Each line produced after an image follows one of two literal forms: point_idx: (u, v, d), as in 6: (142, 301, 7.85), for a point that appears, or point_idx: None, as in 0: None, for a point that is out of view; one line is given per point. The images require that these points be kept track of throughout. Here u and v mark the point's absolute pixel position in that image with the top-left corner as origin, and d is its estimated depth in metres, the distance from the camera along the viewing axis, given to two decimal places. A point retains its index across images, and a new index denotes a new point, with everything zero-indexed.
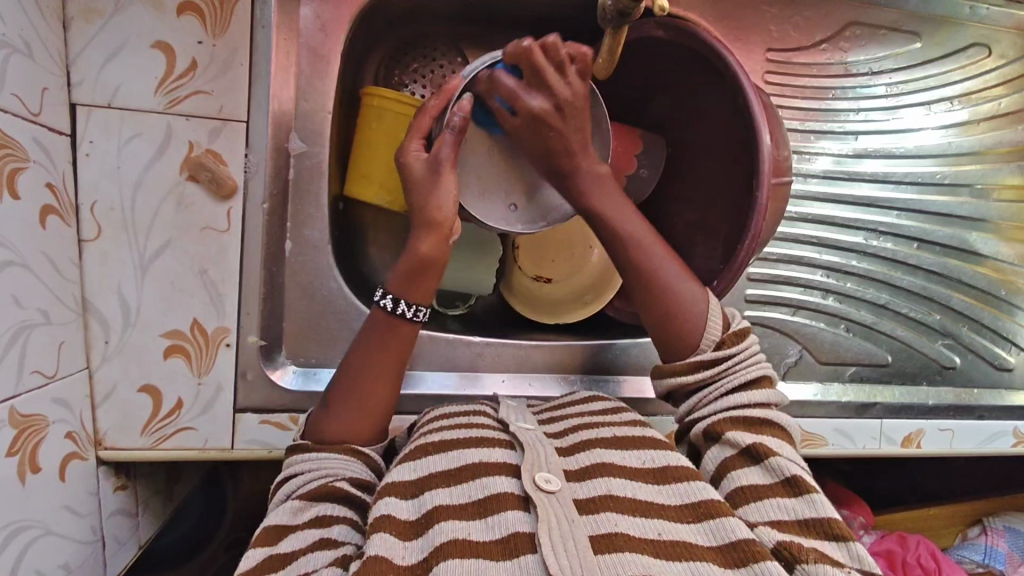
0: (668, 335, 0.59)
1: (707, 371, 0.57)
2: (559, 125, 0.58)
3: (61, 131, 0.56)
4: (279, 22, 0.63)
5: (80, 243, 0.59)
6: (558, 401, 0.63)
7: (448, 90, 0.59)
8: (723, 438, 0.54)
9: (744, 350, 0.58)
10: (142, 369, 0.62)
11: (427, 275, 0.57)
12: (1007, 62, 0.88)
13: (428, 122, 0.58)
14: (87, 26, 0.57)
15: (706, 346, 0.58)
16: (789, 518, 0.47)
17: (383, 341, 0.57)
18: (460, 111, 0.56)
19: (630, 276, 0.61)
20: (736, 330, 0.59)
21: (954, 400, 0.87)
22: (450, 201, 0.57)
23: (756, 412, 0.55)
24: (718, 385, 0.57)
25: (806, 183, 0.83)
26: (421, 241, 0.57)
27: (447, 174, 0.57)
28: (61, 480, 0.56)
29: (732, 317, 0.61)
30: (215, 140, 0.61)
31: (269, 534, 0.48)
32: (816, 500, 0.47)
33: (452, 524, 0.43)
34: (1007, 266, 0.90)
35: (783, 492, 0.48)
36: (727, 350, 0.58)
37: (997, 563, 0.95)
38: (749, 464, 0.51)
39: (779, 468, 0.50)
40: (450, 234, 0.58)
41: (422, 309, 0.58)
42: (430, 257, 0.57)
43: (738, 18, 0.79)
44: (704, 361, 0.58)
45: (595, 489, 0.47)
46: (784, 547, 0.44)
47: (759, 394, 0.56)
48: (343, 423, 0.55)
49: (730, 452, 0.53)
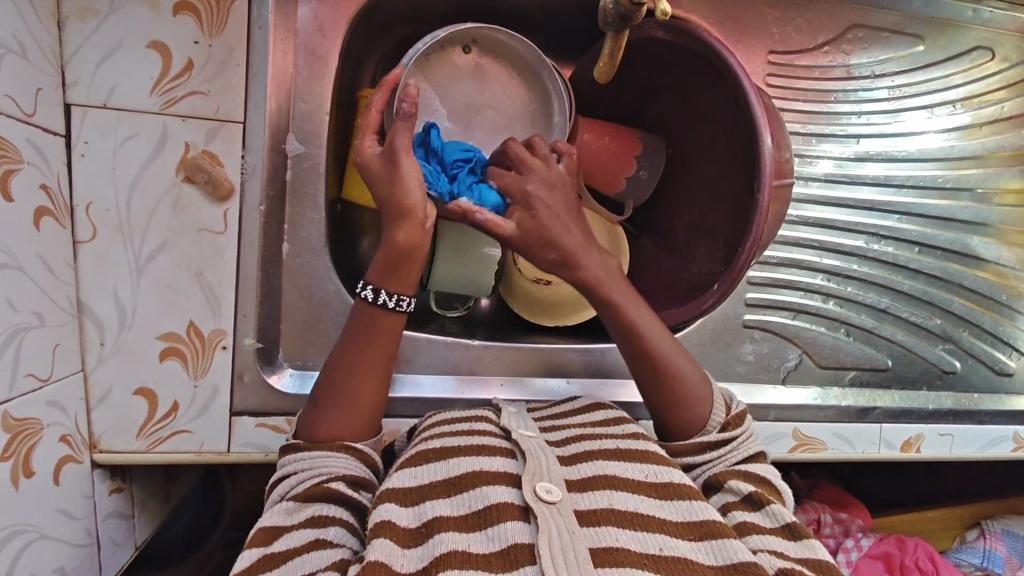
0: (677, 418, 0.59)
1: (712, 452, 0.57)
2: (558, 211, 0.56)
3: (55, 131, 0.55)
4: (277, 23, 0.63)
5: (74, 244, 0.58)
6: (560, 407, 0.62)
7: (389, 81, 0.58)
8: (726, 487, 0.54)
9: (745, 432, 0.59)
10: (136, 371, 0.62)
11: (406, 266, 0.55)
12: (1010, 66, 0.87)
13: (377, 117, 0.57)
14: (82, 25, 0.56)
15: (712, 427, 0.58)
16: (789, 553, 0.47)
17: (368, 336, 0.56)
18: (407, 97, 0.53)
19: (643, 369, 0.60)
20: (737, 412, 0.60)
21: (954, 405, 0.87)
22: (416, 186, 0.54)
23: (758, 471, 0.56)
24: (723, 459, 0.57)
25: (807, 186, 0.82)
26: (398, 231, 0.54)
27: (404, 160, 0.54)
28: (55, 484, 0.55)
29: (731, 399, 0.62)
30: (212, 141, 0.60)
31: (264, 533, 0.48)
32: (814, 546, 0.48)
33: (452, 535, 0.43)
34: (1008, 270, 0.90)
35: (783, 534, 0.49)
36: (732, 431, 0.58)
37: (995, 566, 0.94)
38: (749, 508, 0.51)
39: (778, 514, 0.50)
40: (426, 219, 0.55)
41: (405, 299, 0.56)
42: (409, 247, 0.54)
43: (739, 20, 0.78)
44: (709, 443, 0.57)
45: (597, 501, 0.46)
46: (786, 572, 0.44)
47: (761, 467, 0.57)
48: (333, 420, 0.55)
49: (732, 498, 0.53)
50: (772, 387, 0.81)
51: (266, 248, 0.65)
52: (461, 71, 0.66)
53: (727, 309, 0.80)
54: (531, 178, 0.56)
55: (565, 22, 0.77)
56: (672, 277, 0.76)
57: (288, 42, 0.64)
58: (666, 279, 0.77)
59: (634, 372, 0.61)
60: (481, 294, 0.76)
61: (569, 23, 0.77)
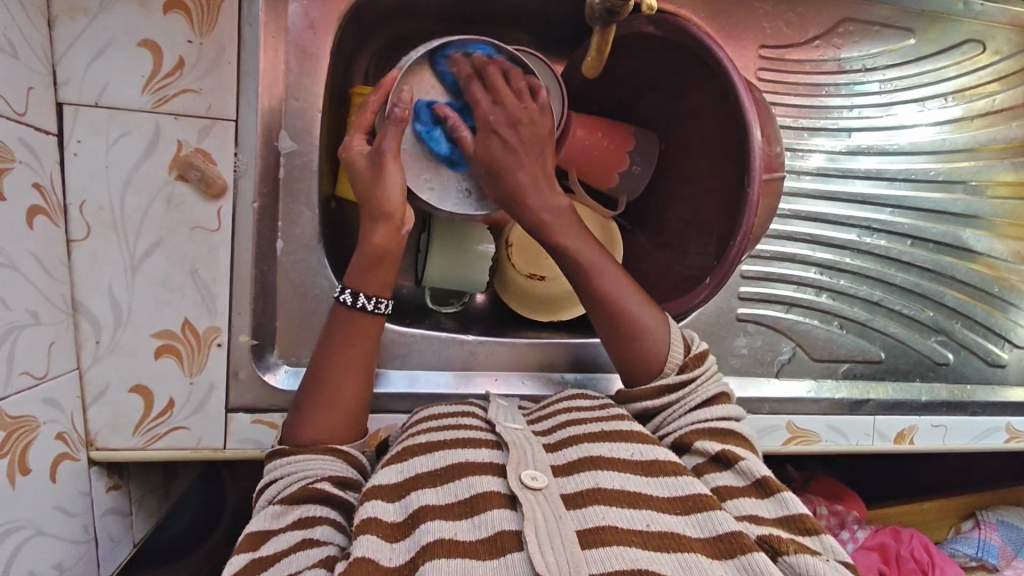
0: (636, 358, 0.60)
1: (671, 395, 0.58)
2: (518, 147, 0.58)
3: (48, 130, 0.56)
4: (269, 20, 0.63)
5: (68, 242, 0.58)
6: (549, 399, 0.63)
7: (387, 82, 0.58)
8: (693, 448, 0.54)
9: (705, 372, 0.60)
10: (133, 369, 0.62)
11: (384, 264, 0.57)
12: (1002, 58, 0.88)
13: (369, 117, 0.58)
14: (72, 24, 0.57)
15: (670, 369, 0.60)
16: (766, 514, 0.47)
17: (349, 333, 0.57)
18: (402, 105, 0.56)
19: (597, 310, 0.61)
20: (697, 353, 0.61)
21: (947, 397, 0.87)
22: (397, 191, 0.56)
23: (717, 418, 0.56)
24: (682, 403, 0.58)
25: (800, 180, 0.83)
26: (375, 232, 0.56)
27: (390, 164, 0.55)
28: (52, 481, 0.56)
29: (693, 340, 0.62)
30: (204, 139, 0.61)
31: (250, 540, 0.48)
32: (786, 498, 0.48)
33: (439, 524, 0.44)
34: (1000, 262, 0.90)
35: (754, 492, 0.49)
36: (690, 372, 0.59)
37: (989, 556, 0.96)
38: (720, 469, 0.52)
39: (748, 471, 0.51)
40: (402, 224, 0.57)
41: (383, 301, 0.58)
42: (385, 247, 0.57)
43: (730, 13, 0.78)
44: (670, 385, 0.58)
45: (582, 483, 0.47)
46: (765, 538, 0.44)
47: (722, 410, 0.57)
48: (318, 424, 0.55)
49: (700, 460, 0.53)
50: (765, 380, 0.81)
51: (260, 244, 0.65)
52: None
53: (719, 303, 0.80)
54: (499, 110, 0.58)
55: (555, 17, 0.77)
56: (667, 270, 0.76)
57: (279, 40, 0.64)
58: (661, 272, 0.77)
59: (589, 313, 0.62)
60: (472, 288, 0.76)
61: (561, 18, 0.77)
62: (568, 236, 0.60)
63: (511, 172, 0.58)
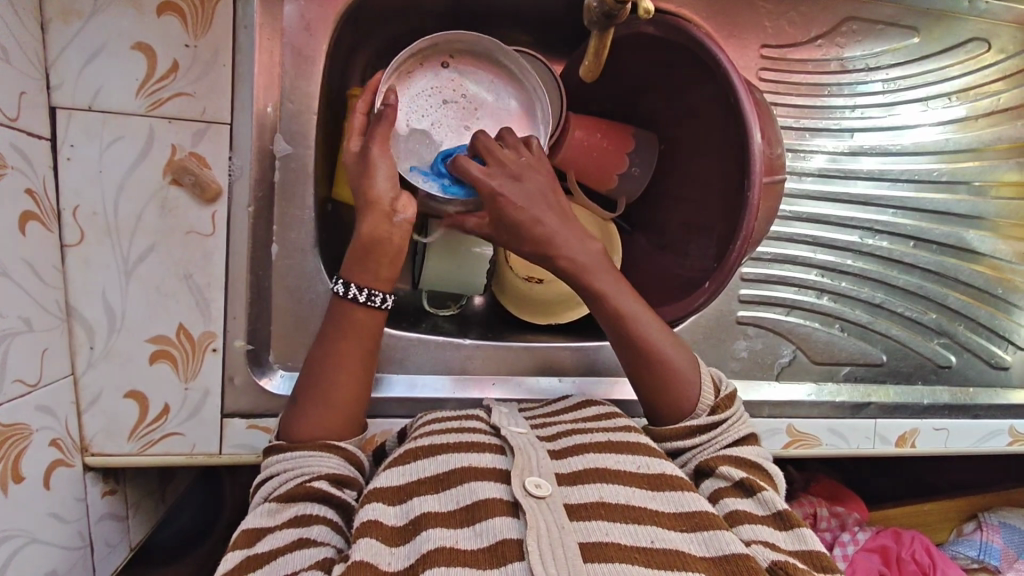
0: (669, 402, 0.59)
1: (701, 436, 0.57)
2: (536, 200, 0.56)
3: (40, 135, 0.55)
4: (263, 21, 0.62)
5: (62, 248, 0.58)
6: (553, 406, 0.62)
7: (371, 86, 0.60)
8: (717, 472, 0.54)
9: (737, 414, 0.59)
10: (128, 374, 0.62)
11: (375, 255, 0.56)
12: (1007, 56, 0.86)
13: (360, 119, 0.59)
14: (64, 27, 0.56)
15: (701, 410, 0.59)
16: (782, 545, 0.47)
17: (343, 329, 0.56)
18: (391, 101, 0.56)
19: (631, 355, 0.60)
20: (727, 394, 0.60)
21: (950, 400, 0.87)
22: (384, 181, 0.55)
23: (749, 456, 0.56)
24: (713, 442, 0.57)
25: (801, 181, 0.82)
26: (363, 221, 0.55)
27: (376, 153, 0.55)
28: (47, 488, 0.56)
29: (721, 380, 0.62)
30: (199, 143, 0.60)
31: (245, 535, 0.48)
32: (803, 533, 0.48)
33: (441, 532, 0.43)
34: (1004, 264, 0.89)
35: (773, 524, 0.49)
36: (721, 414, 0.58)
37: (991, 558, 0.95)
38: (740, 495, 0.52)
39: (769, 501, 0.50)
40: (393, 212, 0.55)
41: (377, 294, 0.56)
42: (374, 237, 0.55)
43: (731, 12, 0.77)
44: (699, 426, 0.57)
45: (587, 495, 0.47)
46: (777, 564, 0.44)
47: (751, 451, 0.57)
48: (314, 418, 0.55)
49: (722, 484, 0.53)
50: (765, 383, 0.81)
51: (255, 248, 0.65)
52: (432, 84, 0.63)
53: (719, 306, 0.80)
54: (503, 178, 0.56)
55: (554, 18, 0.77)
56: (667, 273, 0.76)
57: (274, 42, 0.63)
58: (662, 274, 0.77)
59: (619, 354, 0.61)
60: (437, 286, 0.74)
61: (560, 18, 0.77)
62: (603, 277, 0.58)
63: (534, 227, 0.56)
